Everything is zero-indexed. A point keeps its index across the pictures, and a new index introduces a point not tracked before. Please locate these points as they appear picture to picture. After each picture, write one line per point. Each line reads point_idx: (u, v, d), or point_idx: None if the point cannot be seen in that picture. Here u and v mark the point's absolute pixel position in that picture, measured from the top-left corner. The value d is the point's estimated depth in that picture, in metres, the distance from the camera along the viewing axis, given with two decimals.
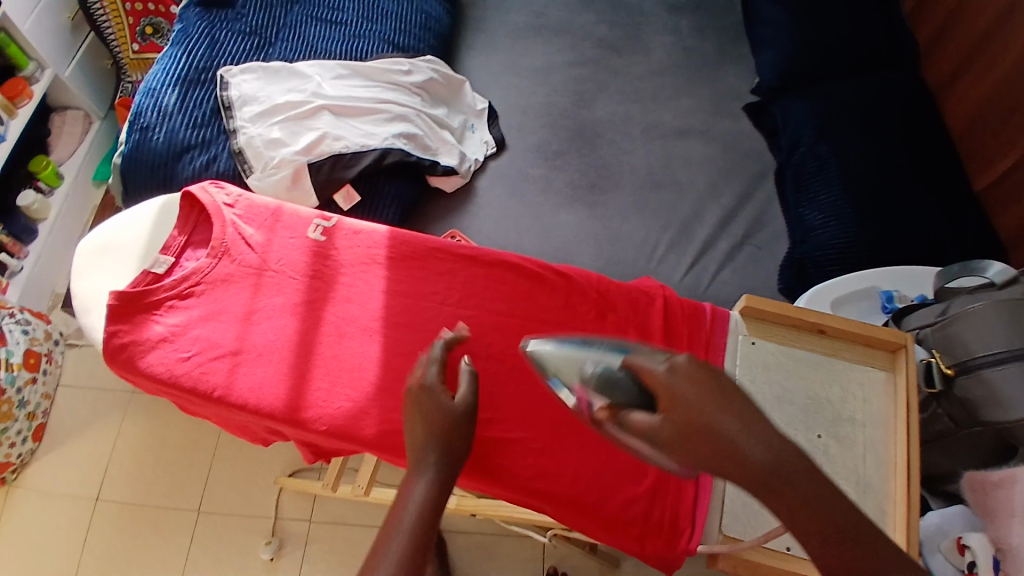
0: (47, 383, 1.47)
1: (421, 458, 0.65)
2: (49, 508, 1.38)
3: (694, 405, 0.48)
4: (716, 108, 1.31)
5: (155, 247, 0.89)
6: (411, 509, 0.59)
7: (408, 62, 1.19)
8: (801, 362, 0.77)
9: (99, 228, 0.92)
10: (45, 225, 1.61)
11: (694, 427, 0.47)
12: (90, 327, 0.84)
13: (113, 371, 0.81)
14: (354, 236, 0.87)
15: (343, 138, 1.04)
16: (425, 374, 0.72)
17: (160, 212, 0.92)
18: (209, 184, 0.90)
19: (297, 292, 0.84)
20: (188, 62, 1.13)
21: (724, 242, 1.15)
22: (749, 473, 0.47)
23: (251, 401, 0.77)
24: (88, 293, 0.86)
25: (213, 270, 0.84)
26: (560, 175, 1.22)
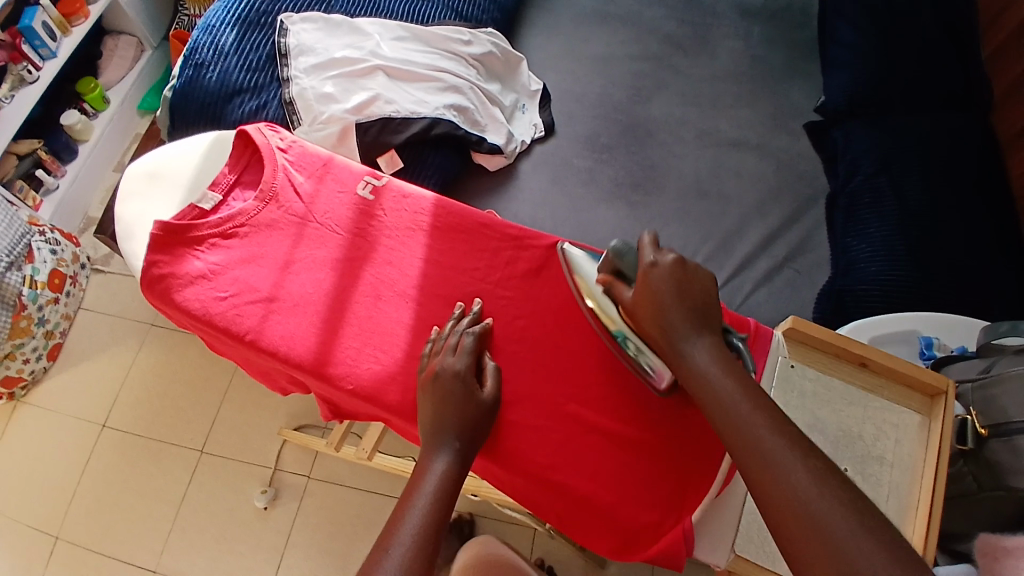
0: (68, 304, 1.49)
1: (440, 438, 0.68)
2: (56, 426, 1.41)
3: (648, 285, 0.69)
4: (774, 123, 1.28)
5: (202, 181, 0.89)
6: (428, 489, 0.64)
7: (470, 33, 1.16)
8: (835, 393, 0.75)
9: (150, 153, 0.92)
10: (87, 148, 1.63)
11: (640, 301, 0.69)
12: (131, 253, 0.85)
13: (149, 300, 0.82)
14: (403, 199, 0.86)
15: (394, 102, 1.02)
16: (446, 358, 0.73)
17: (213, 147, 0.91)
18: (265, 126, 0.89)
19: (338, 249, 0.83)
20: (251, 3, 1.12)
21: (763, 262, 1.13)
22: (670, 348, 0.66)
23: (280, 348, 0.77)
24: (131, 219, 0.86)
25: (259, 213, 0.84)
26: (605, 169, 1.20)
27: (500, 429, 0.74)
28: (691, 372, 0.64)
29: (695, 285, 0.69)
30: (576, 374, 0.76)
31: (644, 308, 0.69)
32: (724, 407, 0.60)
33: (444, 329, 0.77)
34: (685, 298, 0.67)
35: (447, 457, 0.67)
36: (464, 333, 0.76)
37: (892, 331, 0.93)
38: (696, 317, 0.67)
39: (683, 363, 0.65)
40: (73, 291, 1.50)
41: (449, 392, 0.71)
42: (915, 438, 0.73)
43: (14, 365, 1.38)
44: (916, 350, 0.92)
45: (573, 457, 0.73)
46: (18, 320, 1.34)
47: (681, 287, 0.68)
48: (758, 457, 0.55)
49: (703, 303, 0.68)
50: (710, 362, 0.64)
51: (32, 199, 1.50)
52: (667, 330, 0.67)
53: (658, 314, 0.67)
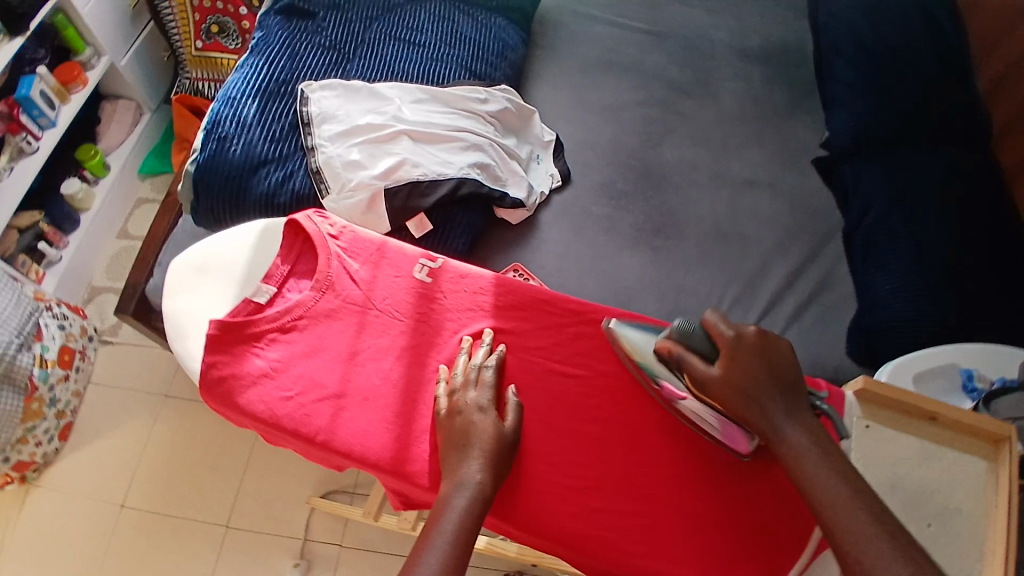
0: (78, 381, 1.46)
1: (460, 470, 0.70)
2: (70, 509, 1.36)
3: (735, 364, 0.71)
4: (783, 161, 1.30)
5: (255, 274, 0.88)
6: (449, 528, 0.65)
7: (485, 90, 1.18)
8: (909, 448, 0.75)
9: (198, 245, 0.90)
10: (88, 216, 1.60)
11: (734, 377, 0.71)
12: (184, 351, 0.83)
13: (207, 402, 0.79)
14: (461, 280, 0.86)
15: (421, 165, 1.02)
16: (468, 393, 0.76)
17: (261, 236, 0.90)
18: (314, 212, 0.88)
19: (402, 335, 0.82)
20: (269, 73, 1.12)
21: (790, 300, 1.14)
22: (764, 423, 0.70)
23: (355, 448, 0.75)
24: (182, 316, 0.85)
25: (316, 304, 0.83)
26: (625, 216, 1.21)
27: (582, 515, 0.74)
28: (785, 449, 0.68)
29: (780, 355, 0.73)
30: (655, 455, 0.77)
31: (730, 380, 0.71)
32: (822, 486, 0.63)
33: (458, 366, 0.79)
34: (774, 373, 0.71)
35: (468, 493, 0.68)
36: (483, 367, 0.79)
37: (930, 368, 0.94)
38: (784, 394, 0.70)
39: (778, 440, 0.69)
40: (82, 366, 1.47)
41: (472, 426, 0.73)
42: (979, 485, 0.73)
43: (27, 449, 1.33)
44: (957, 383, 0.93)
45: (664, 544, 0.73)
46: (30, 403, 1.31)
47: (769, 357, 0.72)
48: (857, 541, 0.59)
49: (792, 377, 0.72)
50: (805, 440, 0.67)
51: (35, 272, 1.47)
52: (761, 405, 0.70)
53: (749, 389, 0.70)
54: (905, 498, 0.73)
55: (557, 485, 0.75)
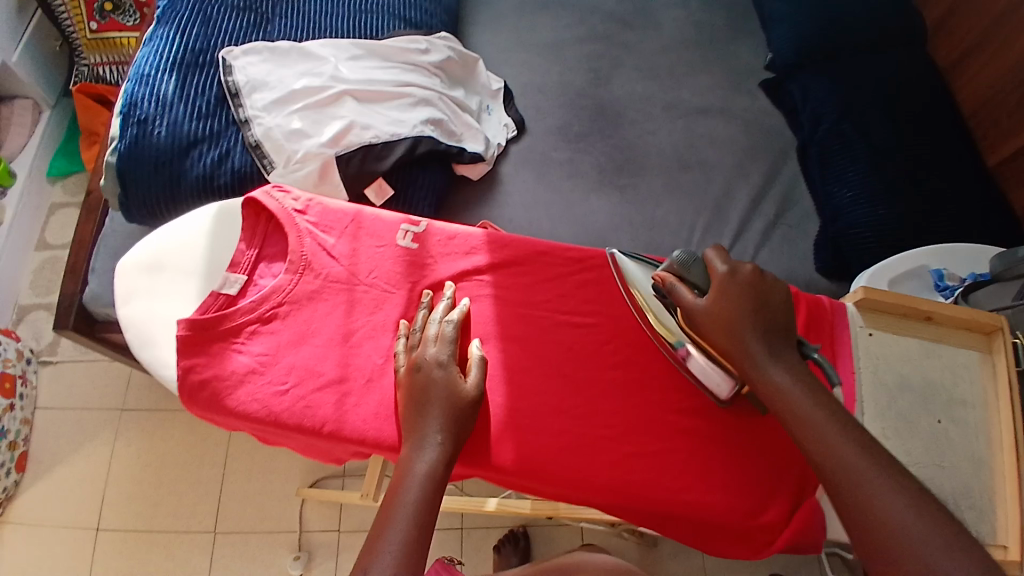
0: (24, 408, 1.35)
1: (422, 434, 0.67)
2: (38, 544, 1.27)
3: (728, 297, 0.68)
4: (733, 85, 1.29)
5: (217, 262, 0.82)
6: (410, 497, 0.63)
7: (425, 40, 1.09)
8: (911, 350, 0.78)
9: (149, 239, 0.83)
10: (1, 232, 1.47)
11: (722, 309, 0.67)
12: (154, 359, 0.77)
13: (191, 411, 0.73)
14: (448, 241, 0.82)
15: (371, 127, 0.95)
16: (427, 350, 0.72)
17: (218, 222, 0.84)
18: (273, 188, 0.81)
19: (397, 308, 0.78)
20: (183, 42, 1.00)
21: (758, 222, 1.14)
22: (749, 363, 0.66)
23: (368, 434, 0.71)
24: (143, 321, 0.78)
25: (295, 287, 0.77)
26: (585, 158, 1.18)
27: (612, 460, 0.73)
28: (768, 385, 0.65)
29: (774, 297, 0.69)
30: (675, 392, 0.77)
31: (720, 312, 0.68)
32: (815, 435, 0.60)
33: (416, 322, 0.75)
34: (767, 313, 0.67)
35: (429, 456, 0.66)
36: (444, 321, 0.74)
37: (904, 270, 0.97)
38: (772, 336, 0.67)
39: (758, 375, 0.66)
40: (25, 392, 1.36)
41: (427, 386, 0.69)
42: (979, 374, 0.77)
43: None
44: (928, 283, 0.96)
45: (695, 475, 0.73)
46: None
47: (763, 295, 0.69)
48: (858, 481, 0.57)
49: (782, 321, 0.68)
50: (788, 379, 0.64)
51: None
52: (746, 343, 0.66)
53: (736, 324, 0.67)
54: (918, 395, 0.76)
55: (583, 434, 0.74)
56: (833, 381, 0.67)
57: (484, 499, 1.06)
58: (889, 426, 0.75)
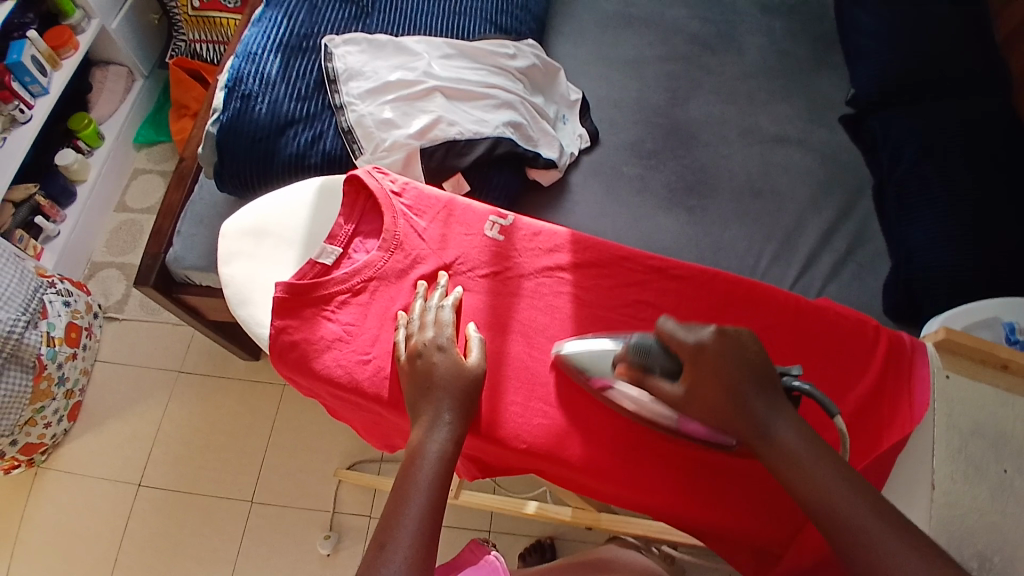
0: (86, 358, 1.42)
1: (437, 415, 0.68)
2: (85, 491, 1.34)
3: (711, 370, 0.66)
4: (811, 117, 1.28)
5: (316, 235, 0.85)
6: (425, 476, 0.64)
7: (513, 46, 1.12)
8: (986, 396, 0.75)
9: (255, 205, 0.88)
10: (84, 187, 1.56)
11: (706, 384, 0.66)
12: (249, 318, 0.81)
13: (279, 369, 0.77)
14: (535, 237, 0.83)
15: (456, 123, 0.98)
16: (427, 334, 0.73)
17: (320, 197, 0.88)
18: (374, 170, 0.86)
19: (479, 296, 0.80)
20: (289, 27, 1.06)
21: (827, 258, 1.13)
22: (752, 429, 0.65)
23: None
24: (242, 282, 0.83)
25: (385, 264, 0.80)
26: (656, 175, 1.18)
27: (677, 468, 0.73)
28: (777, 452, 0.63)
29: (748, 348, 0.67)
30: None
31: (708, 393, 0.66)
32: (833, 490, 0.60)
33: (414, 311, 0.76)
34: (746, 368, 0.66)
35: (442, 435, 0.67)
36: (440, 308, 0.76)
37: (973, 320, 0.94)
38: (764, 389, 0.65)
39: (766, 444, 0.64)
40: (89, 343, 1.43)
41: (437, 367, 0.70)
42: None
43: (36, 431, 1.29)
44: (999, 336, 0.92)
45: (758, 494, 0.72)
46: (39, 382, 1.26)
47: (737, 358, 0.66)
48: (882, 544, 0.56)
49: (764, 370, 0.66)
50: (795, 438, 0.63)
51: (32, 249, 1.44)
52: (747, 408, 0.65)
53: (727, 394, 0.65)
54: (988, 441, 0.72)
55: (650, 441, 0.74)
56: (831, 412, 0.66)
57: (523, 502, 1.07)
58: (959, 469, 0.71)
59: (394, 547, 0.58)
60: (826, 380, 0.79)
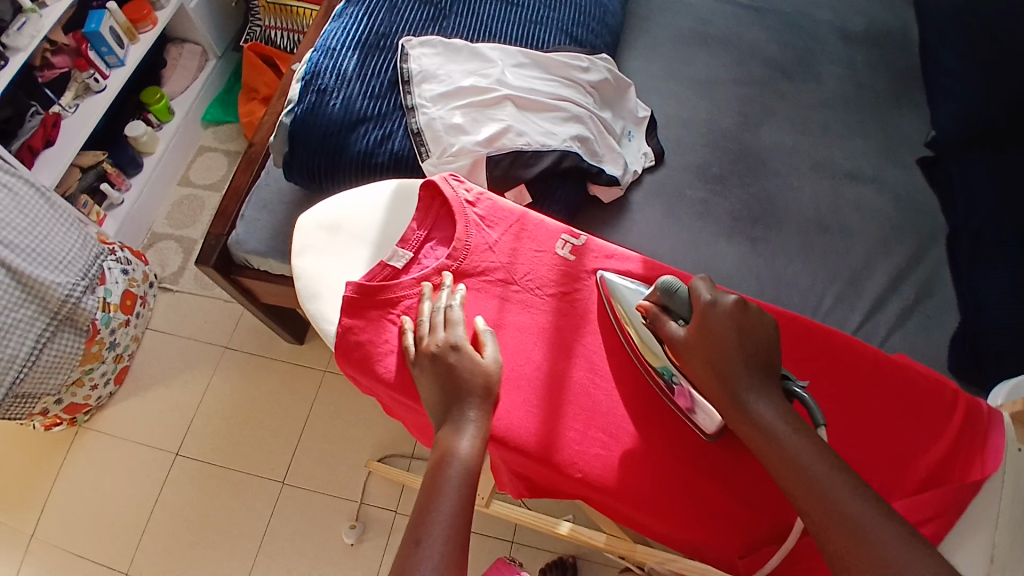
0: (138, 326, 1.46)
1: (458, 414, 0.68)
2: (124, 454, 1.38)
3: (714, 331, 0.67)
4: (888, 154, 1.23)
5: (389, 236, 0.86)
6: (454, 476, 0.64)
7: (587, 59, 1.11)
8: None
9: (332, 202, 0.89)
10: (151, 160, 1.62)
11: (700, 340, 0.68)
12: (318, 313, 0.82)
13: (342, 368, 0.78)
14: (607, 260, 0.82)
15: (525, 134, 0.98)
16: (435, 337, 0.73)
17: (395, 198, 0.89)
18: (451, 176, 0.86)
19: (545, 315, 0.80)
20: (369, 25, 1.07)
21: (893, 304, 1.08)
22: (731, 402, 0.66)
23: (500, 431, 0.73)
24: (314, 277, 0.84)
25: (455, 272, 0.80)
26: (720, 202, 1.16)
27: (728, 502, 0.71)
28: (751, 423, 0.64)
29: (755, 330, 0.68)
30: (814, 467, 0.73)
31: (702, 350, 0.68)
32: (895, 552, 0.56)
33: (421, 314, 0.76)
34: (744, 347, 0.66)
35: (468, 433, 0.67)
36: (448, 307, 0.76)
37: None
38: (762, 372, 0.66)
39: (742, 415, 0.65)
40: (143, 311, 1.47)
41: (462, 368, 0.70)
42: None
43: (83, 391, 1.34)
44: None
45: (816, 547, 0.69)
46: (91, 346, 1.30)
47: (741, 330, 0.67)
48: None
49: (764, 354, 0.67)
50: (772, 413, 0.64)
51: (95, 214, 1.49)
52: (731, 380, 0.66)
53: (717, 361, 0.66)
54: None
55: (710, 480, 0.72)
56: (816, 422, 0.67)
57: (556, 521, 1.05)
58: None
59: (428, 545, 0.58)
60: (898, 438, 0.76)
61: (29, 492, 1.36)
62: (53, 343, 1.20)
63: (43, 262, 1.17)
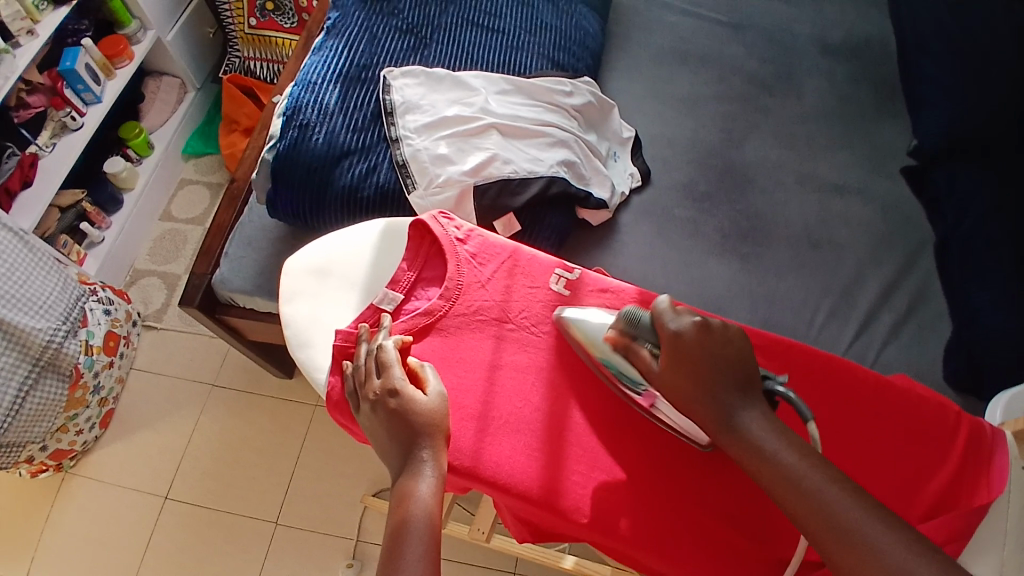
0: (122, 366, 1.42)
1: (413, 455, 0.66)
2: (110, 500, 1.34)
3: (687, 358, 0.66)
4: (871, 166, 1.23)
5: (379, 279, 0.85)
6: (418, 521, 0.60)
7: (570, 83, 1.10)
8: None
9: (320, 245, 0.88)
10: (131, 196, 1.59)
11: (677, 368, 0.66)
12: (309, 361, 0.80)
13: (333, 417, 0.76)
14: (601, 293, 0.82)
15: (511, 162, 0.97)
16: (372, 380, 0.70)
17: (383, 239, 0.87)
18: (440, 214, 0.85)
19: (543, 352, 0.79)
20: (350, 57, 1.06)
21: (886, 316, 1.08)
22: (721, 427, 0.65)
23: (501, 476, 0.71)
24: (304, 323, 0.82)
25: (449, 312, 0.79)
26: (709, 220, 1.15)
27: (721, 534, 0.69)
28: (744, 444, 0.63)
29: (726, 350, 0.66)
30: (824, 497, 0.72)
31: (679, 377, 0.66)
32: None
33: (359, 356, 0.74)
34: (722, 369, 0.65)
35: (426, 475, 0.64)
36: (380, 347, 0.72)
37: None
38: (742, 389, 0.65)
39: (732, 438, 0.64)
40: (126, 352, 1.43)
41: (419, 405, 0.67)
42: None
43: (67, 437, 1.30)
44: None
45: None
46: (74, 391, 1.27)
47: (715, 357, 0.65)
48: None
49: (742, 372, 0.66)
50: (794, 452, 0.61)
51: (75, 254, 1.46)
52: (716, 403, 0.65)
53: (698, 386, 0.65)
54: None
55: (717, 517, 0.70)
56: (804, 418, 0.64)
57: (559, 554, 1.04)
58: None
59: None
60: (905, 462, 0.74)
61: (11, 546, 1.31)
62: (36, 390, 1.16)
63: (25, 308, 1.14)
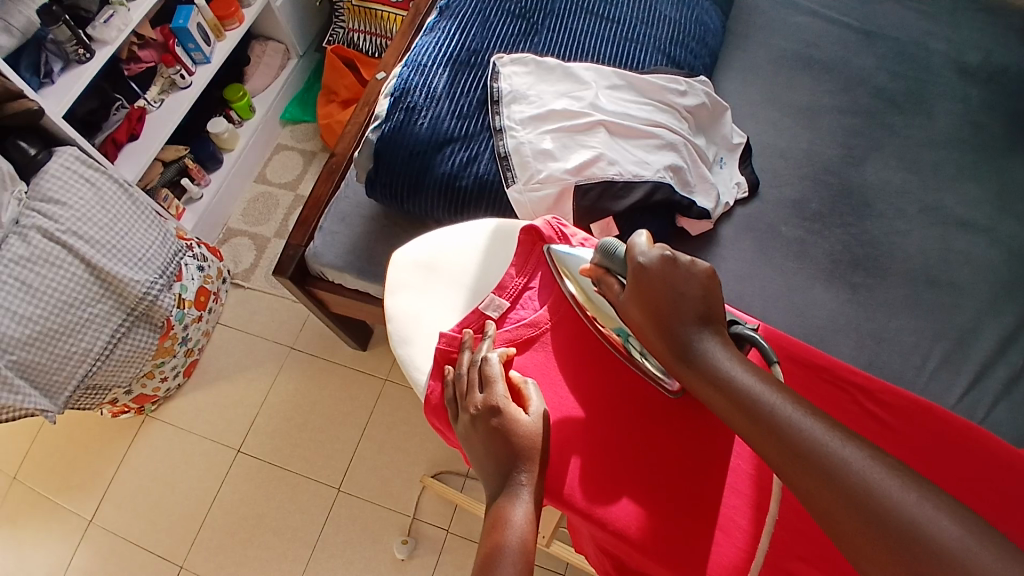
0: (209, 321, 1.49)
1: (514, 480, 0.64)
2: (186, 446, 1.42)
3: (647, 286, 0.65)
4: (1006, 201, 1.10)
5: (486, 284, 0.84)
6: (511, 549, 0.58)
7: (685, 81, 1.03)
8: None
9: (428, 240, 0.88)
10: (231, 157, 1.65)
11: (641, 297, 0.65)
12: (408, 359, 0.80)
13: (429, 420, 0.76)
14: None
15: (616, 163, 0.92)
16: (476, 394, 0.69)
17: (492, 242, 0.87)
18: (555, 219, 0.83)
19: None
20: (460, 41, 1.04)
21: (1004, 372, 0.97)
22: (677, 354, 0.62)
23: (598, 510, 0.67)
24: (407, 319, 0.82)
25: (557, 326, 0.78)
26: (819, 242, 1.07)
27: None
28: (701, 374, 0.60)
29: (688, 284, 0.63)
30: None
31: (638, 304, 0.65)
32: None
33: (462, 364, 0.73)
34: (682, 301, 0.63)
35: (523, 499, 0.62)
36: (486, 361, 0.71)
37: None
38: (703, 322, 0.62)
39: (690, 367, 0.61)
40: (214, 307, 1.50)
41: (520, 427, 0.66)
42: None
43: (152, 383, 1.38)
44: None
45: None
46: (164, 340, 1.34)
47: (675, 287, 0.63)
48: None
49: (713, 308, 0.63)
50: None
51: (174, 208, 1.53)
52: (674, 332, 0.62)
53: (656, 313, 0.64)
54: None
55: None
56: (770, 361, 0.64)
57: None
58: None
59: None
60: None
61: (96, 475, 1.41)
62: (127, 339, 1.23)
63: (124, 259, 1.19)
